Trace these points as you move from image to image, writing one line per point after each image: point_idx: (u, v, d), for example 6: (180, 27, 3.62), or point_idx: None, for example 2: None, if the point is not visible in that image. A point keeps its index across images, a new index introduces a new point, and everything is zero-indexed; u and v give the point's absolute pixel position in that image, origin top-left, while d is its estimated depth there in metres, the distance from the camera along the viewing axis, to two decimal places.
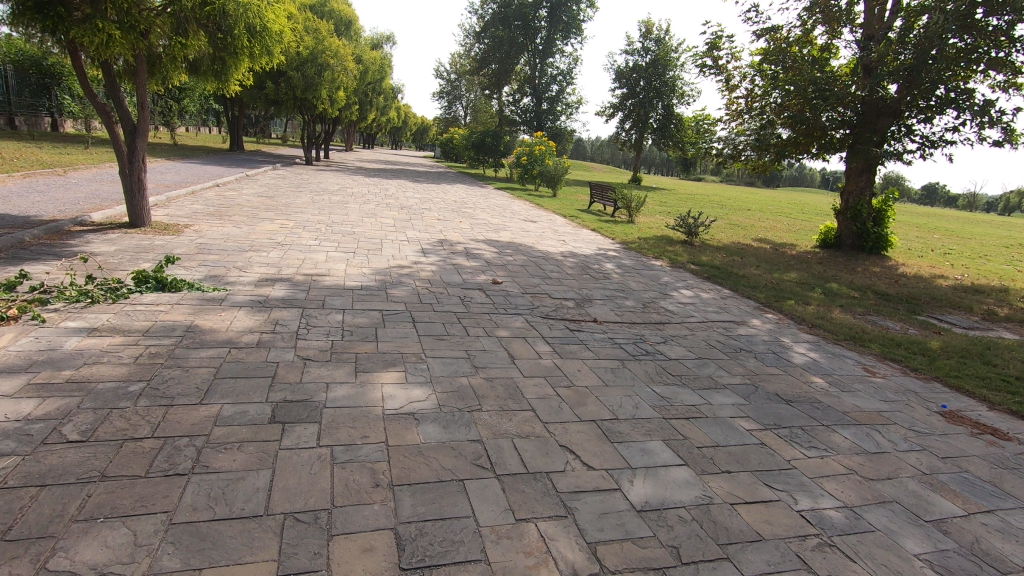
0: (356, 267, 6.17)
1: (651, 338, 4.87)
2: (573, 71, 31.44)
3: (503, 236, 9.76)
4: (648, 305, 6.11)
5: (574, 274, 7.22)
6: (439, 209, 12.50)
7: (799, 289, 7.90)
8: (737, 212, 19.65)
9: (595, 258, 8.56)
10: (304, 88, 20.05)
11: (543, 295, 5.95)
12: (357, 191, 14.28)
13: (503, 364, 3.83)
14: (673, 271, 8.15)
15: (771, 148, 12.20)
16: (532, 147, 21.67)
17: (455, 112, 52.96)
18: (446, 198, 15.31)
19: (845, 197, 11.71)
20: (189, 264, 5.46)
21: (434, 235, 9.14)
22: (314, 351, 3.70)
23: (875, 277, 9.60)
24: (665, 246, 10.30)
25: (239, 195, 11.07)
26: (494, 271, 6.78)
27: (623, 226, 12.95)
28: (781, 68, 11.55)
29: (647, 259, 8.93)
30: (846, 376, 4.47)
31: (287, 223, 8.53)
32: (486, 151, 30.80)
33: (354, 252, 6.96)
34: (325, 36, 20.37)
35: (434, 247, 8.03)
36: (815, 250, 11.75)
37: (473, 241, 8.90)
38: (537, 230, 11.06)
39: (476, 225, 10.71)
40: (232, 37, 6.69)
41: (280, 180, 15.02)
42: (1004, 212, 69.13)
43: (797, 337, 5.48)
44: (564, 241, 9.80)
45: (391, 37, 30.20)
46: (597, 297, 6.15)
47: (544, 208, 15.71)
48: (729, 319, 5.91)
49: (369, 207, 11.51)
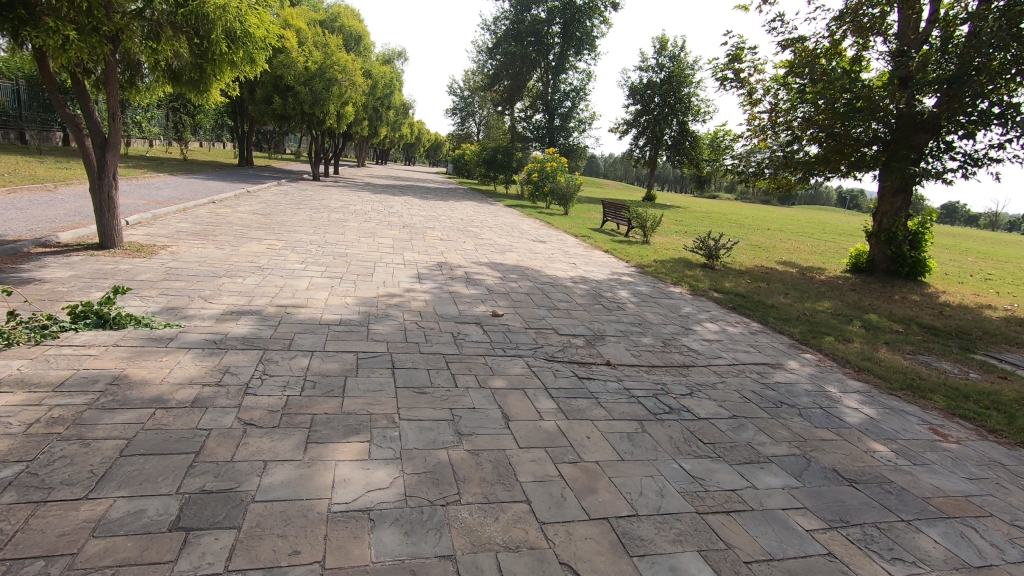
0: (339, 296, 5.51)
1: (675, 389, 4.11)
2: (587, 87, 31.01)
3: (509, 258, 9.11)
4: (668, 343, 5.37)
5: (585, 303, 6.51)
6: (443, 228, 11.90)
7: (835, 321, 7.11)
8: (757, 232, 18.84)
9: (608, 284, 7.84)
10: (312, 103, 19.75)
11: (548, 330, 5.24)
12: (360, 209, 13.75)
13: (495, 429, 3.10)
14: (694, 301, 7.41)
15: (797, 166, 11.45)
16: (543, 164, 21.13)
17: (467, 128, 52.92)
18: (452, 216, 14.74)
19: (877, 219, 10.93)
20: (148, 293, 4.85)
21: (435, 257, 8.51)
22: (261, 412, 3.01)
23: (916, 307, 8.77)
24: (683, 270, 9.57)
25: (233, 213, 10.56)
26: (495, 301, 6.09)
27: (637, 247, 12.23)
28: (808, 81, 10.85)
29: (664, 285, 8.20)
30: (913, 441, 3.68)
31: (276, 244, 7.95)
32: (498, 168, 30.38)
33: (341, 278, 6.31)
34: (334, 50, 20.10)
35: (431, 271, 7.38)
36: (845, 275, 10.94)
37: (476, 264, 8.24)
38: (546, 251, 10.40)
39: (481, 246, 10.08)
40: (210, 42, 6.16)
41: (282, 196, 14.58)
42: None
43: (844, 385, 4.70)
44: (574, 265, 9.12)
45: (403, 53, 30.06)
46: (610, 333, 5.43)
47: (555, 227, 15.06)
48: (762, 360, 5.15)
49: (369, 226, 10.94)
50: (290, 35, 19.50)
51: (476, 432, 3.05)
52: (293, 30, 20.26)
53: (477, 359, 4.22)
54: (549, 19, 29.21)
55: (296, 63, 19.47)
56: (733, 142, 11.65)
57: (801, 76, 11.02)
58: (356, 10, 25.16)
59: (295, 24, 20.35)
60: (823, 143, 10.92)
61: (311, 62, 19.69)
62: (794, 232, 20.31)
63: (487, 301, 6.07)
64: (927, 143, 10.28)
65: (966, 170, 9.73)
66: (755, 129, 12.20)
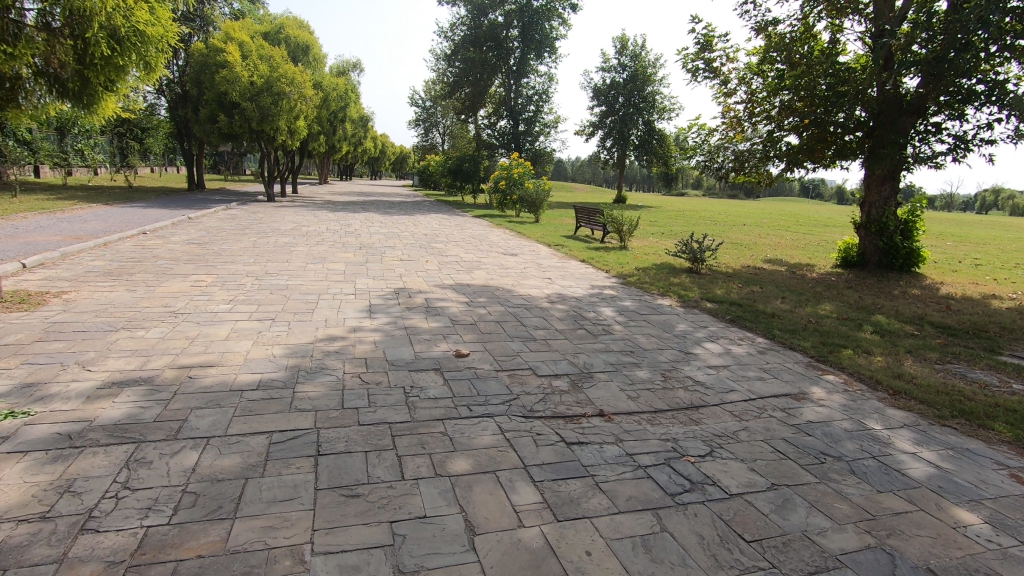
0: (265, 345, 4.48)
1: (690, 448, 3.21)
2: (550, 90, 30.38)
3: (477, 277, 8.17)
4: (669, 376, 4.48)
5: (566, 328, 5.60)
6: (405, 246, 10.89)
7: (845, 328, 6.35)
8: (734, 229, 18.29)
9: (589, 301, 6.95)
10: (260, 120, 18.61)
11: (524, 371, 4.29)
12: (313, 230, 12.65)
13: (454, 558, 2.13)
14: (687, 315, 6.57)
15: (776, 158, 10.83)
16: (510, 171, 20.28)
17: (432, 139, 51.92)
18: (416, 232, 13.73)
19: (864, 209, 10.34)
20: (4, 365, 3.75)
21: (392, 282, 7.51)
22: (94, 567, 1.98)
23: (920, 303, 8.13)
24: (667, 278, 8.77)
25: (163, 244, 9.37)
26: (460, 335, 5.14)
27: (615, 254, 11.42)
28: (784, 67, 10.24)
29: (651, 298, 7.35)
30: (1000, 499, 2.86)
31: (203, 279, 6.84)
32: (464, 177, 29.49)
33: (274, 319, 5.27)
34: (279, 62, 19.01)
35: (386, 301, 6.39)
36: (836, 271, 10.31)
37: (439, 287, 7.27)
38: (516, 265, 9.49)
39: (445, 265, 9.13)
40: (87, 43, 5.33)
41: (227, 221, 13.37)
42: (983, 211, 69.49)
43: (887, 418, 3.88)
44: (549, 280, 8.22)
45: (358, 64, 28.99)
46: (598, 368, 4.51)
47: (526, 236, 14.17)
48: (782, 391, 4.29)
49: (321, 249, 9.88)
50: (231, 48, 18.31)
51: (424, 565, 2.08)
52: (235, 42, 19.03)
53: (434, 426, 3.24)
54: (507, 23, 28.48)
55: (240, 78, 18.29)
56: (708, 138, 10.97)
57: (776, 63, 10.41)
58: (304, 21, 24.08)
59: (237, 36, 19.13)
60: (803, 133, 10.26)
61: (256, 76, 18.55)
62: (771, 227, 19.86)
63: (450, 336, 5.11)
64: (914, 126, 9.69)
65: (957, 154, 9.22)
66: (729, 122, 11.56)
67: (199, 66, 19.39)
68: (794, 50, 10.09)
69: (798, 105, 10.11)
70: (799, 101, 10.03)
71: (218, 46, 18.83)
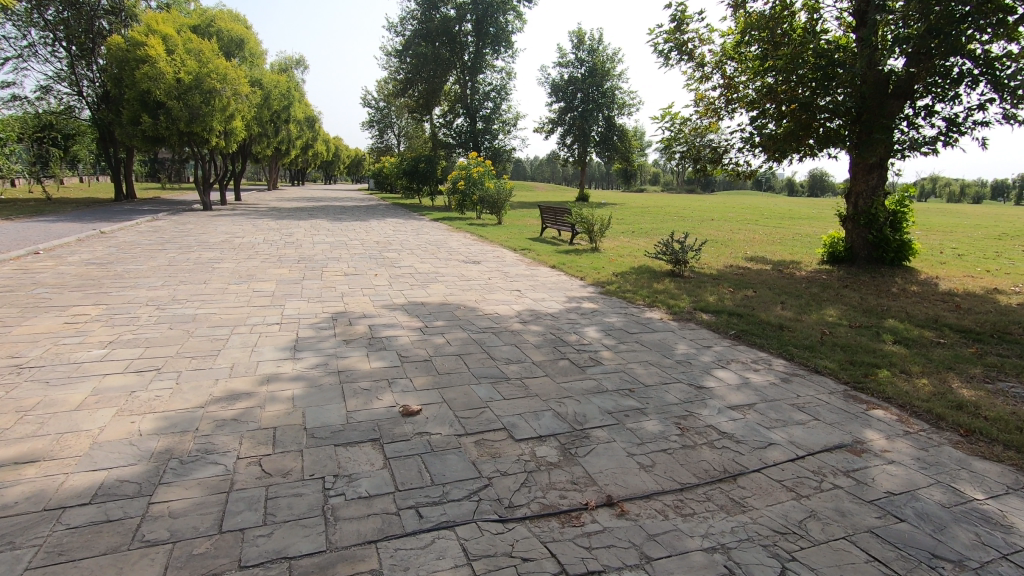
0: (131, 417, 3.19)
1: (750, 568, 2.14)
2: (507, 86, 29.33)
3: (433, 293, 6.98)
4: (686, 425, 3.42)
5: (544, 360, 4.47)
6: (352, 258, 9.60)
7: (864, 340, 5.46)
8: (704, 225, 17.64)
9: (567, 319, 5.85)
10: (189, 120, 16.99)
11: (495, 436, 3.14)
12: (247, 242, 11.16)
13: None
14: (684, 332, 5.55)
15: (749, 145, 10.00)
16: (469, 170, 19.12)
17: (387, 141, 50.20)
18: (366, 240, 12.40)
19: (850, 201, 9.67)
20: None
21: (330, 304, 6.23)
22: None
23: (925, 301, 7.40)
24: (650, 284, 7.77)
25: (54, 266, 7.80)
26: (409, 380, 3.95)
27: (587, 257, 10.42)
28: (763, 49, 9.37)
29: (637, 312, 6.31)
30: None
31: (84, 313, 5.42)
32: (421, 179, 28.18)
33: (160, 368, 3.96)
34: (209, 57, 17.33)
35: (319, 331, 5.13)
36: (825, 269, 9.59)
37: (387, 309, 6.05)
38: (479, 276, 8.34)
39: (396, 279, 7.89)
40: None
41: (147, 235, 11.72)
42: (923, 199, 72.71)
43: (980, 477, 2.92)
44: (517, 293, 7.08)
45: (302, 62, 27.24)
46: (593, 421, 3.40)
47: (489, 241, 13.05)
48: (834, 443, 3.27)
49: (250, 266, 8.48)
50: (153, 41, 16.46)
51: None
52: (157, 35, 17.15)
53: (361, 560, 2.07)
54: (460, 16, 27.40)
55: (164, 74, 16.45)
56: (676, 129, 10.07)
57: (756, 45, 9.54)
58: (239, 14, 22.34)
59: (160, 28, 17.26)
60: (786, 119, 9.40)
61: (183, 72, 16.82)
62: (739, 221, 19.36)
63: (396, 382, 3.91)
64: (901, 111, 9.03)
65: (949, 139, 8.58)
66: (702, 111, 10.69)
67: (117, 61, 17.41)
68: (774, 29, 9.20)
69: (777, 91, 9.25)
70: (779, 86, 9.18)
71: (138, 40, 16.92)
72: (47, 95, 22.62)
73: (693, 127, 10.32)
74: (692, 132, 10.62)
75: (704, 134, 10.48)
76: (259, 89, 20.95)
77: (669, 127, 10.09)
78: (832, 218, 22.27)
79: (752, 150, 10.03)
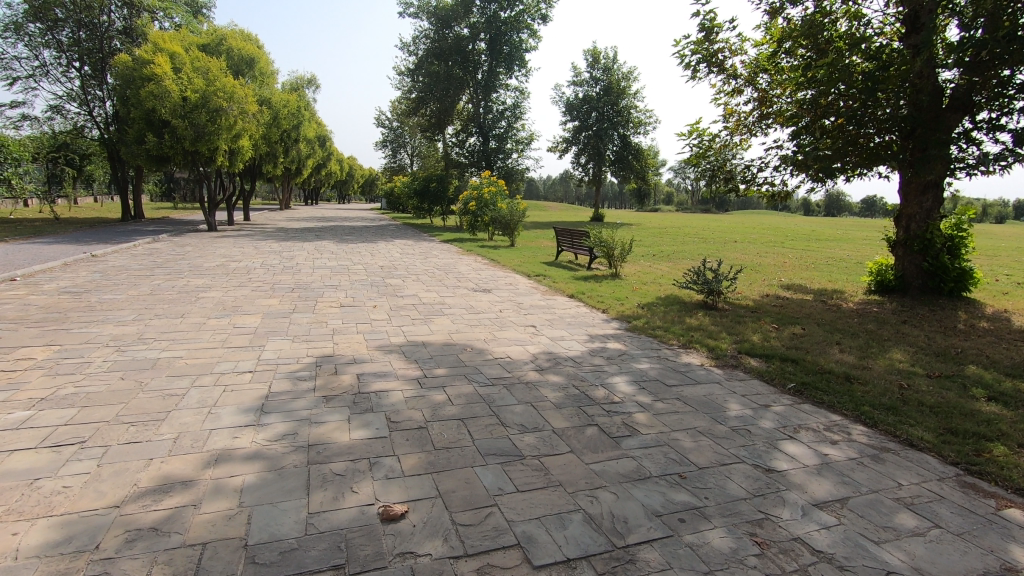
0: (15, 525, 2.37)
1: None
2: (521, 105, 28.81)
3: (437, 330, 6.16)
4: (765, 539, 2.51)
5: (567, 427, 3.60)
6: (352, 285, 8.85)
7: (952, 396, 4.50)
8: (728, 248, 16.72)
9: (590, 366, 4.98)
10: (194, 139, 16.61)
11: (507, 561, 2.26)
12: (243, 267, 10.48)
13: None
14: (732, 384, 4.63)
15: (760, 173, 9.21)
16: (481, 190, 18.45)
17: (400, 160, 50.06)
18: (370, 264, 11.66)
19: (899, 223, 8.80)
20: None
21: (317, 345, 5.42)
22: None
23: (1002, 341, 6.42)
24: (682, 319, 6.88)
25: (25, 295, 7.14)
26: (396, 459, 3.09)
27: (607, 284, 9.58)
28: (806, 57, 8.46)
29: (672, 356, 5.41)
30: None
31: (28, 358, 4.67)
32: (432, 199, 27.65)
33: (84, 441, 3.16)
34: (216, 75, 16.94)
35: (298, 382, 4.32)
36: (873, 299, 8.63)
37: (382, 351, 5.23)
38: (488, 308, 7.51)
39: (397, 311, 7.08)
40: None
41: (140, 258, 11.11)
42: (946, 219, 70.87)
43: None
44: (531, 330, 6.23)
45: (313, 81, 27.02)
46: (639, 531, 2.51)
47: (501, 265, 12.25)
48: (977, 573, 2.34)
49: (238, 295, 7.73)
50: (160, 59, 16.10)
51: None
52: (165, 53, 16.82)
53: None
54: (473, 36, 27.12)
55: (170, 93, 16.06)
56: (697, 151, 9.26)
57: (800, 52, 8.64)
58: (251, 34, 22.15)
59: (168, 47, 16.94)
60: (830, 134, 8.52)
61: (190, 91, 16.44)
62: (764, 244, 18.42)
63: (379, 462, 3.06)
64: (958, 124, 8.14)
65: (1017, 156, 7.66)
66: (732, 126, 9.86)
67: (124, 80, 17.10)
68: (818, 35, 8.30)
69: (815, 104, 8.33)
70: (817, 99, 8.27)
71: (145, 58, 16.60)
72: (59, 114, 22.48)
73: (712, 150, 9.50)
74: (710, 153, 9.78)
75: (717, 156, 9.70)
76: (267, 108, 20.60)
77: (694, 148, 9.26)
78: (862, 240, 21.23)
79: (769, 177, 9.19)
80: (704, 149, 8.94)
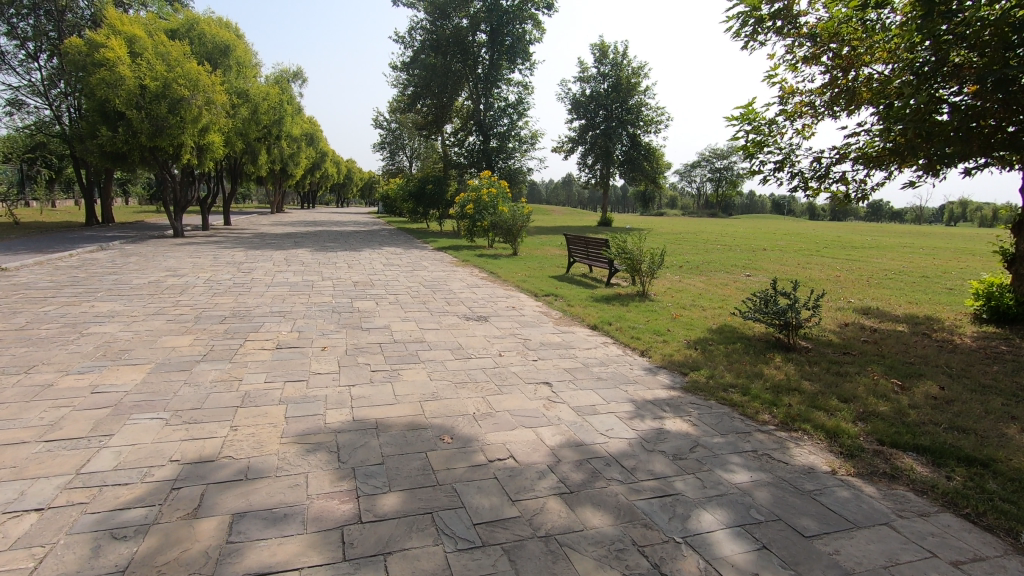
0: None
1: None
2: (525, 101, 26.76)
3: (403, 395, 4.08)
4: None
5: None
6: (308, 312, 6.83)
7: None
8: (760, 257, 14.71)
9: (650, 484, 2.90)
10: (153, 133, 14.62)
11: None
12: (180, 285, 8.41)
13: None
14: (920, 533, 2.54)
15: (765, 174, 7.05)
16: (480, 192, 16.48)
17: (399, 163, 48.25)
18: (343, 279, 9.63)
19: (1019, 232, 6.81)
20: None
21: (201, 431, 3.35)
22: None
23: None
24: (758, 372, 4.81)
25: None
26: None
27: (637, 308, 7.54)
28: (906, 13, 6.33)
29: (778, 455, 3.32)
30: None
31: None
32: (428, 202, 25.74)
33: None
34: (179, 61, 14.91)
35: (107, 543, 2.25)
36: (992, 332, 6.54)
37: (303, 450, 3.15)
38: (483, 350, 5.44)
39: (354, 357, 5.01)
40: None
41: (61, 274, 9.08)
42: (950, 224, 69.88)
43: None
44: (546, 395, 4.15)
45: (299, 75, 25.09)
46: None
47: (502, 279, 10.21)
48: None
49: (143, 329, 5.67)
50: (113, 41, 14.14)
51: None
52: (122, 37, 14.81)
53: None
54: (473, 26, 25.12)
55: (125, 80, 14.06)
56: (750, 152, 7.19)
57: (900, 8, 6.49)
58: (229, 21, 20.19)
59: (126, 29, 14.91)
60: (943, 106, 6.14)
61: (150, 78, 14.45)
62: (798, 252, 16.38)
63: None
64: None
65: None
66: (791, 111, 7.89)
67: (77, 66, 15.15)
68: None
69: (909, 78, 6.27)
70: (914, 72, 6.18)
71: (99, 41, 14.58)
72: (19, 111, 20.52)
73: (763, 141, 7.46)
74: (764, 144, 7.71)
75: (766, 149, 7.67)
76: (244, 102, 18.64)
77: (748, 147, 7.20)
78: (903, 248, 19.14)
79: (788, 181, 6.99)
80: (739, 150, 6.77)
